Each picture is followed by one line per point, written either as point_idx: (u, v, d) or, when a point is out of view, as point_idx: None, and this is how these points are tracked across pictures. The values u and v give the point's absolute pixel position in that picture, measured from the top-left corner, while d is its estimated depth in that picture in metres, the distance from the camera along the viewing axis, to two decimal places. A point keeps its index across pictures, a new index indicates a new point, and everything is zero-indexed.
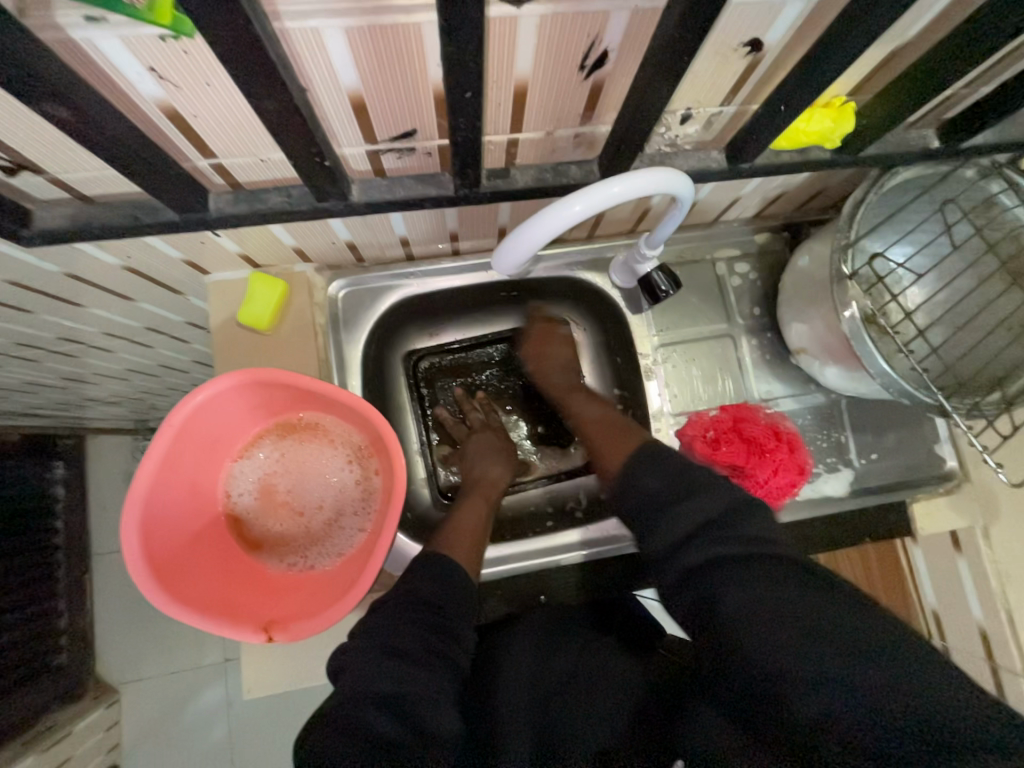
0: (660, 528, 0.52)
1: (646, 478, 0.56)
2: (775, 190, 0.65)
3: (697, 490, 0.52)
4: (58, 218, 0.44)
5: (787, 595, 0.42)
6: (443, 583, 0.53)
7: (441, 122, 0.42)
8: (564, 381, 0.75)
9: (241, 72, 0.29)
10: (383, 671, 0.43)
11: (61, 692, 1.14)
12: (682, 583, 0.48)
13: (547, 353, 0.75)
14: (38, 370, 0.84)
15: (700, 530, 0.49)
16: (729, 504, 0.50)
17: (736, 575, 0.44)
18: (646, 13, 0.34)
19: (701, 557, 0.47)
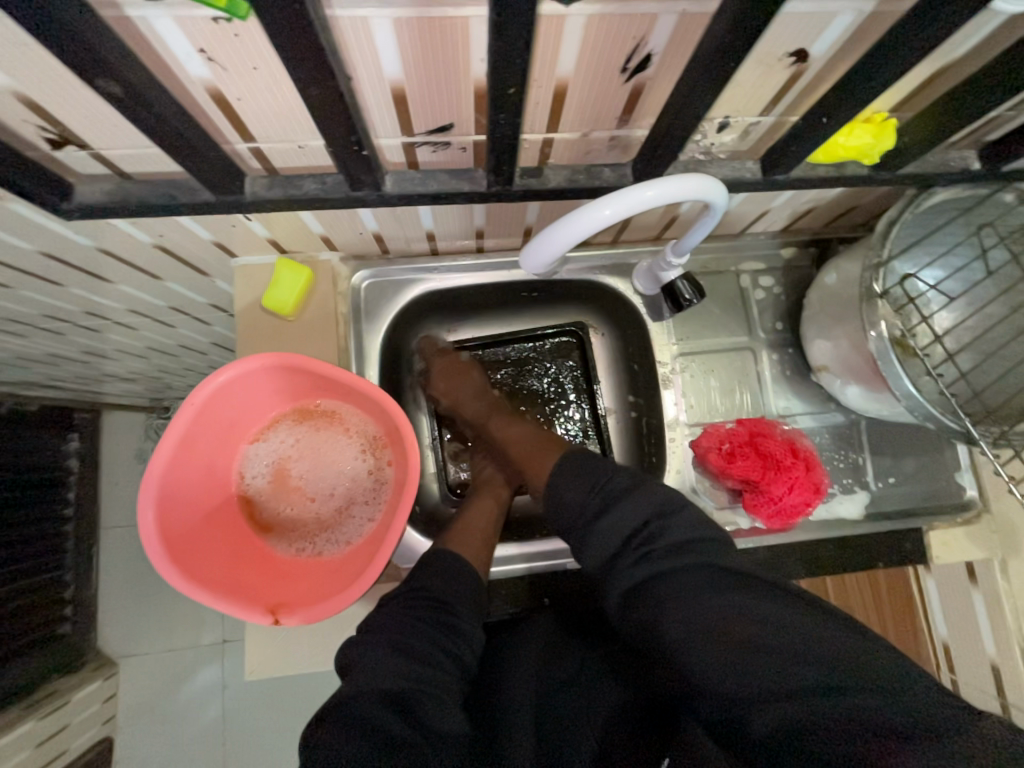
0: (588, 547, 0.51)
1: (568, 493, 0.54)
2: (806, 204, 0.64)
3: (612, 504, 0.51)
4: (99, 193, 0.44)
5: (738, 606, 0.43)
6: (451, 579, 0.52)
7: (478, 117, 0.42)
8: (483, 406, 0.74)
9: (291, 58, 0.29)
10: (392, 669, 0.44)
11: (62, 661, 1.15)
12: (628, 599, 0.48)
13: (458, 383, 0.74)
14: (62, 342, 0.86)
15: (624, 545, 0.50)
16: (653, 513, 0.50)
17: (682, 589, 0.45)
18: (695, 18, 0.34)
19: (638, 574, 0.48)
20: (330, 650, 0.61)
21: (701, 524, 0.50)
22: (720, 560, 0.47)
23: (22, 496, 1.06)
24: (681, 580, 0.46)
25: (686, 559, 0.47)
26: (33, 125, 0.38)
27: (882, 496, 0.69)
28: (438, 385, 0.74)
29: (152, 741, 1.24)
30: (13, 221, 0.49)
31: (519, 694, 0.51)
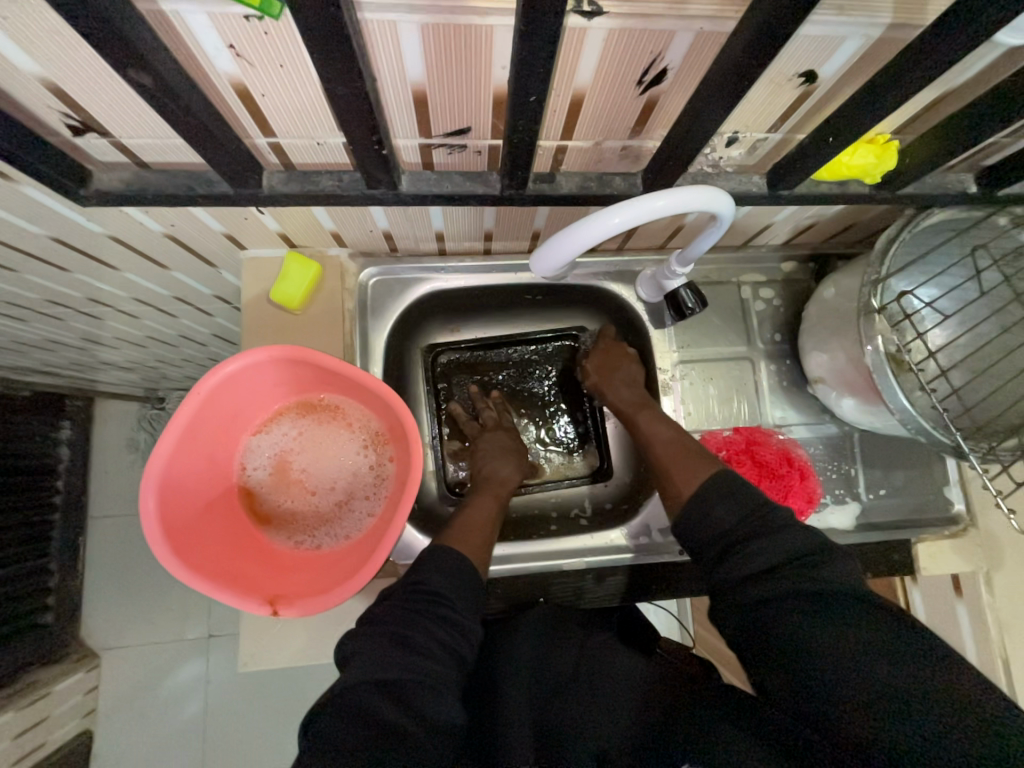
0: (729, 565, 0.48)
1: (718, 512, 0.51)
2: (808, 220, 0.66)
3: (769, 532, 0.47)
4: (116, 181, 0.45)
5: (861, 633, 0.40)
6: (452, 574, 0.52)
7: (496, 122, 0.43)
8: (631, 397, 0.70)
9: (322, 58, 0.30)
10: (391, 660, 0.44)
11: (42, 652, 1.14)
12: (745, 614, 0.45)
13: (614, 366, 0.72)
14: (61, 327, 0.85)
15: (771, 572, 0.45)
16: (815, 546, 0.46)
17: (828, 620, 0.41)
18: (712, 36, 0.36)
19: (777, 592, 0.44)
20: (329, 644, 0.61)
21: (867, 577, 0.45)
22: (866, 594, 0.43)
23: (10, 483, 1.05)
24: (812, 605, 0.42)
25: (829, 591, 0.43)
26: (56, 111, 0.38)
27: (872, 507, 0.70)
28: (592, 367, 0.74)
29: (133, 737, 1.22)
30: (25, 204, 0.49)
31: (514, 693, 0.52)
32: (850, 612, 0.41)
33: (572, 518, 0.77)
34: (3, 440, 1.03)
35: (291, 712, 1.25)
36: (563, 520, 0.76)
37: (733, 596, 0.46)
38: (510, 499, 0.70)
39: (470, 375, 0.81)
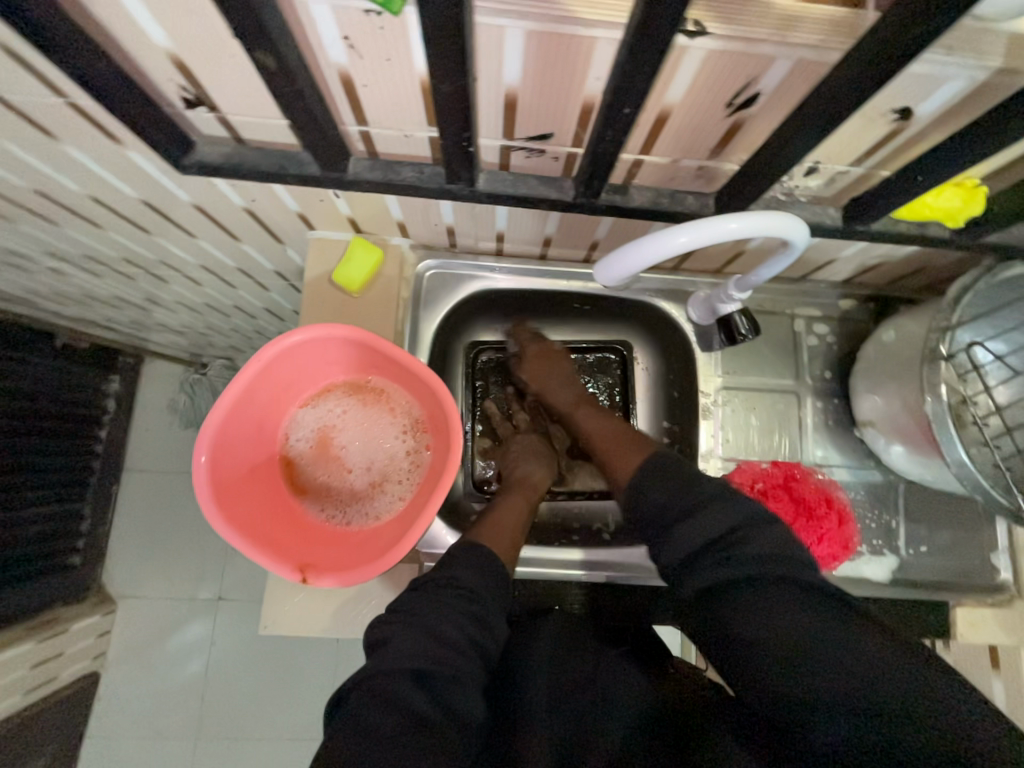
0: (670, 544, 0.54)
1: (653, 494, 0.58)
2: (874, 259, 0.64)
3: (698, 509, 0.54)
4: (217, 154, 0.48)
5: (796, 610, 0.44)
6: (482, 572, 0.54)
7: (579, 131, 0.44)
8: (574, 395, 0.76)
9: (434, 54, 0.32)
10: (423, 649, 0.45)
11: (64, 591, 1.18)
12: (696, 600, 0.50)
13: (548, 368, 0.76)
14: (130, 285, 0.90)
15: (705, 548, 0.52)
16: (736, 525, 0.52)
17: (763, 598, 0.46)
18: (811, 66, 0.36)
19: (715, 577, 0.49)
20: (348, 620, 0.63)
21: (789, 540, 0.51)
22: (795, 572, 0.47)
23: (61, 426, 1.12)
24: (750, 590, 0.47)
25: (763, 572, 0.47)
26: (176, 84, 0.41)
27: (912, 563, 0.67)
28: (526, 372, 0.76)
29: (134, 686, 1.26)
30: (126, 168, 0.53)
31: (535, 691, 0.51)
32: (783, 588, 0.46)
33: (593, 532, 0.76)
34: (52, 386, 1.10)
35: (286, 684, 1.27)
36: (584, 533, 0.76)
37: (681, 578, 0.52)
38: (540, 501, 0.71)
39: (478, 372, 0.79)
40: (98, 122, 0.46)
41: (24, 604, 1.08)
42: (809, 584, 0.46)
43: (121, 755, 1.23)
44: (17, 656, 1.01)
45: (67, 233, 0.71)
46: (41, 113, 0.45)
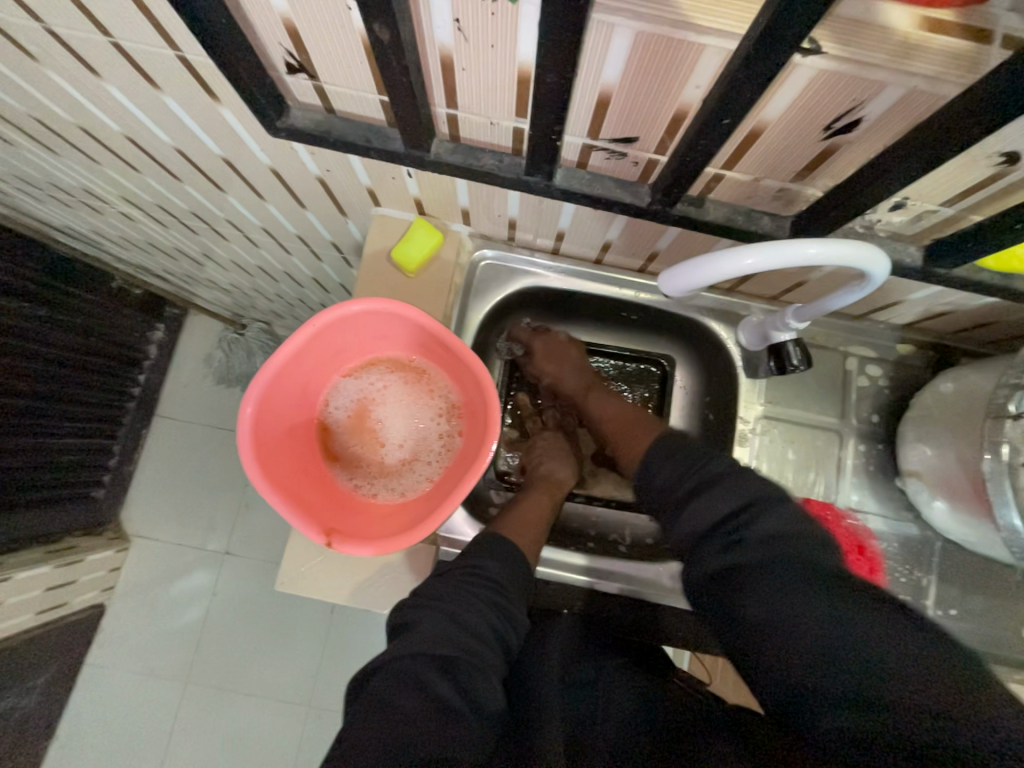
0: (677, 525, 0.56)
1: (660, 473, 0.60)
2: (943, 307, 0.62)
3: (706, 488, 0.55)
4: (307, 121, 0.49)
5: (809, 598, 0.44)
6: (508, 564, 0.57)
7: (665, 139, 0.44)
8: (579, 381, 0.77)
9: (548, 45, 0.32)
10: (449, 636, 0.48)
11: (84, 522, 1.23)
12: (709, 582, 0.51)
13: (558, 361, 0.77)
14: (191, 238, 0.93)
15: (712, 529, 0.53)
16: (749, 501, 0.52)
17: (765, 588, 0.46)
18: (924, 97, 0.35)
19: (722, 563, 0.50)
20: (365, 590, 0.64)
21: (797, 519, 0.50)
22: (799, 551, 0.48)
23: (98, 364, 1.16)
24: (760, 574, 0.47)
25: (765, 553, 0.48)
26: (283, 48, 0.42)
27: (939, 624, 0.64)
28: (538, 364, 0.78)
29: (136, 625, 1.30)
30: (216, 124, 0.55)
31: (544, 686, 0.54)
32: (785, 574, 0.46)
33: (609, 543, 0.76)
34: (102, 323, 1.14)
35: (278, 644, 1.30)
36: (600, 542, 0.76)
37: (692, 560, 0.53)
38: (563, 500, 0.73)
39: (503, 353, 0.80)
40: (201, 77, 0.48)
41: (45, 528, 1.13)
42: (804, 562, 0.47)
43: (114, 689, 1.27)
44: (33, 578, 1.06)
45: (145, 180, 0.74)
46: (151, 62, 0.47)
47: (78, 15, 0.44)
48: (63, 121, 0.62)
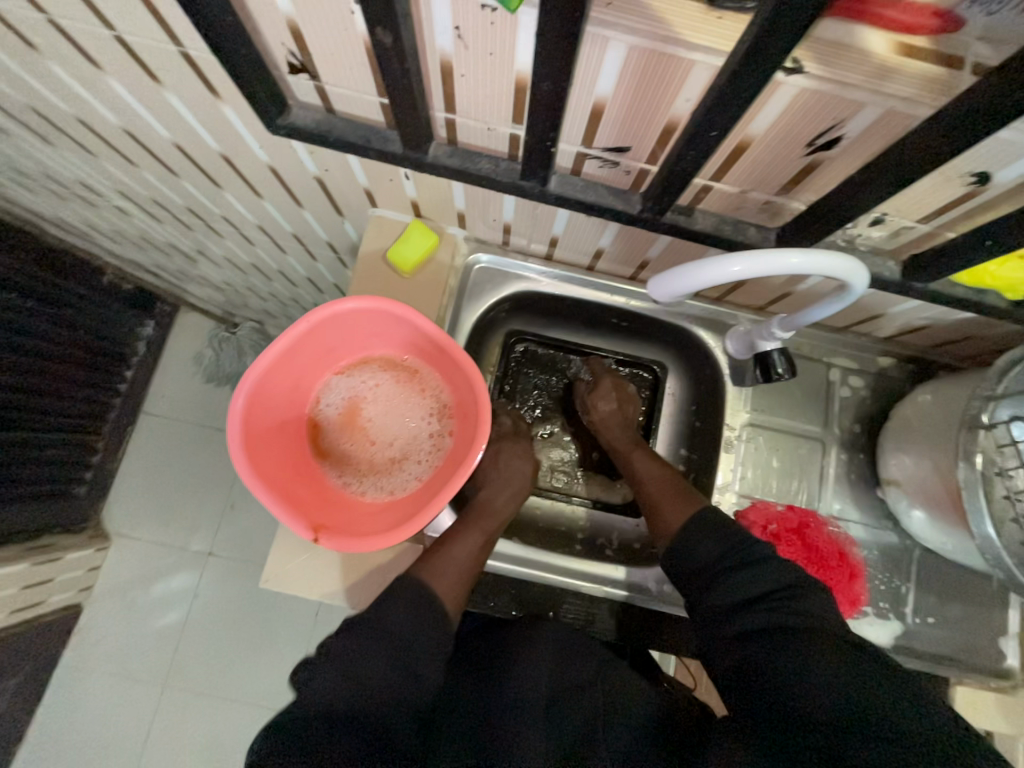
0: (712, 594, 0.57)
1: (704, 544, 0.60)
2: (921, 321, 0.64)
3: (744, 566, 0.56)
4: (308, 120, 0.50)
5: (809, 659, 0.47)
6: (416, 616, 0.57)
7: (656, 149, 0.46)
8: (625, 438, 0.76)
9: (545, 53, 0.33)
10: (344, 696, 0.49)
11: (64, 520, 1.21)
12: (733, 641, 0.53)
13: (614, 408, 0.77)
14: (186, 234, 0.93)
15: (751, 603, 0.54)
16: (794, 583, 0.53)
17: (778, 643, 0.50)
18: (900, 117, 0.36)
19: (753, 623, 0.52)
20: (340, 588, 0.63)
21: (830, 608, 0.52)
22: (827, 622, 0.50)
23: (83, 359, 1.15)
24: (778, 637, 0.50)
25: (794, 621, 0.50)
26: (286, 48, 0.43)
27: (916, 632, 0.66)
28: (592, 401, 0.78)
29: (113, 626, 1.27)
30: (215, 120, 0.56)
31: (524, 679, 0.55)
32: (795, 642, 0.49)
33: (596, 546, 0.78)
34: (89, 317, 1.13)
35: (260, 647, 1.28)
36: (587, 545, 0.78)
37: (716, 627, 0.55)
38: (501, 531, 0.70)
39: (563, 372, 0.84)
40: (203, 74, 0.48)
41: (23, 524, 1.10)
42: (817, 628, 0.49)
43: (87, 693, 1.24)
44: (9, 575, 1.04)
45: (142, 174, 0.74)
46: (153, 57, 0.48)
47: (82, 8, 0.44)
48: (61, 113, 0.62)
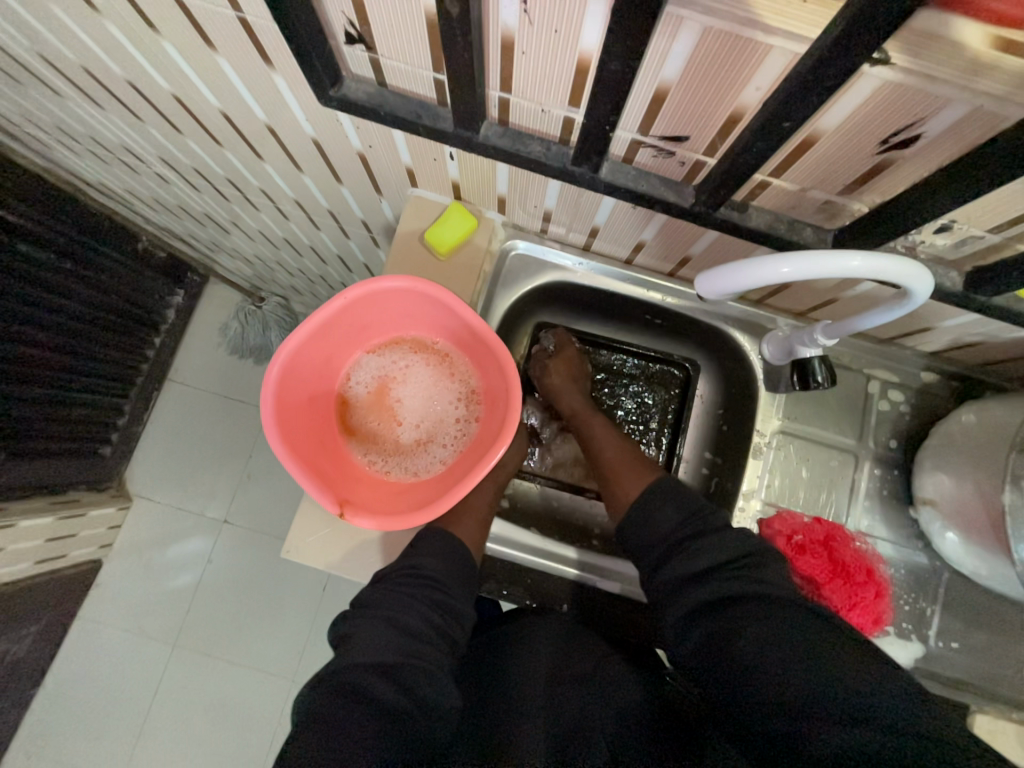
0: (669, 567, 0.58)
1: (664, 515, 0.62)
2: (973, 337, 0.61)
3: (706, 533, 0.59)
4: (360, 93, 0.50)
5: (799, 625, 0.49)
6: (448, 560, 0.60)
7: (716, 140, 0.44)
8: (585, 405, 0.77)
9: (619, 30, 0.32)
10: (388, 642, 0.52)
11: (90, 478, 1.24)
12: (693, 615, 0.54)
13: (572, 377, 0.78)
14: (222, 204, 0.94)
15: (713, 571, 0.56)
16: (756, 550, 0.56)
17: (755, 612, 0.51)
18: (987, 117, 0.34)
19: (706, 596, 0.54)
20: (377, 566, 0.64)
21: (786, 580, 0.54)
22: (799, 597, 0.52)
23: (115, 322, 1.17)
24: (767, 608, 0.51)
25: (776, 594, 0.52)
26: (345, 17, 0.43)
27: (939, 656, 0.64)
28: (551, 371, 0.78)
29: (131, 584, 1.32)
30: (264, 88, 0.55)
31: (536, 654, 0.59)
32: (778, 612, 0.51)
33: (612, 543, 0.78)
34: (122, 281, 1.15)
35: (269, 616, 1.31)
36: (603, 540, 0.78)
37: (672, 600, 0.57)
38: (507, 481, 0.74)
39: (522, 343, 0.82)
40: (258, 41, 0.48)
41: (52, 479, 1.14)
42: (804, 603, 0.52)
43: (104, 646, 1.28)
44: (35, 527, 1.08)
45: (186, 142, 0.74)
46: (209, 21, 0.48)
47: None
48: (113, 75, 0.62)
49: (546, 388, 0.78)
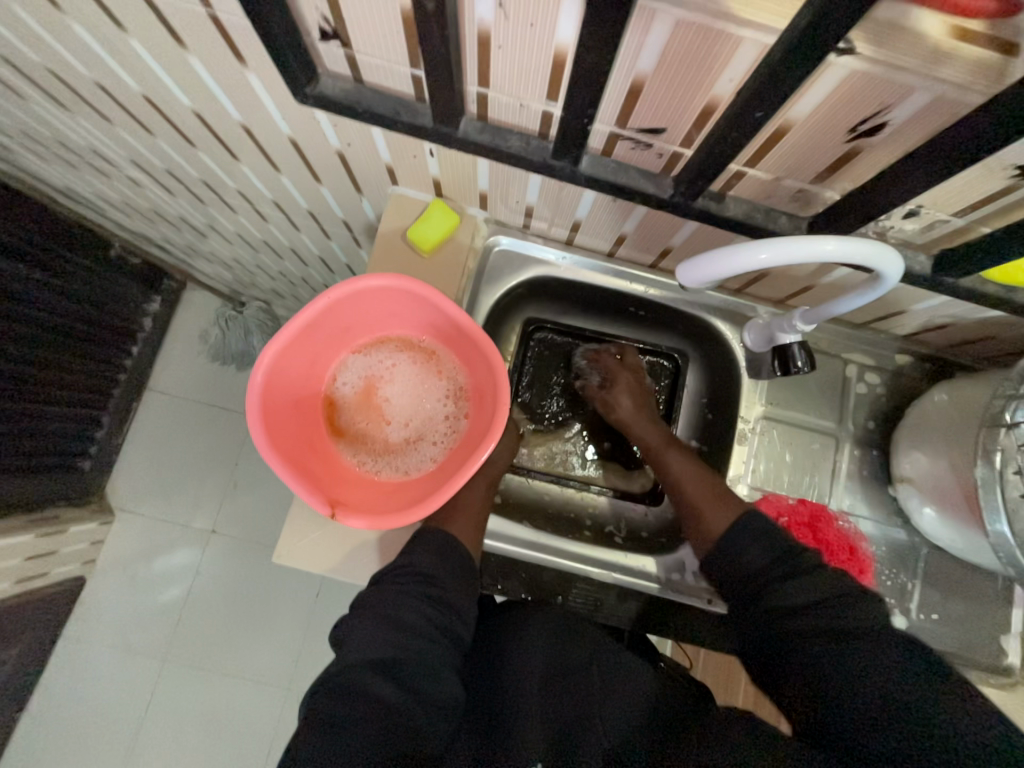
0: (761, 606, 0.56)
1: (752, 553, 0.59)
2: (943, 319, 0.64)
3: (801, 573, 0.55)
4: (337, 90, 0.49)
5: (864, 662, 0.48)
6: (443, 557, 0.60)
7: (692, 131, 0.45)
8: (665, 433, 0.75)
9: (592, 25, 0.33)
10: (385, 640, 0.52)
11: (70, 492, 1.21)
12: (768, 623, 0.55)
13: (640, 402, 0.77)
14: (198, 208, 0.92)
15: (804, 609, 0.53)
16: (851, 592, 0.53)
17: (830, 640, 0.50)
18: (948, 104, 0.36)
19: (795, 623, 0.53)
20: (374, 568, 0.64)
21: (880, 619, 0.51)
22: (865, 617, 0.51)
23: (89, 332, 1.14)
24: (832, 635, 0.51)
25: (848, 626, 0.51)
26: (320, 14, 0.42)
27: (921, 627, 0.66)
28: (618, 398, 0.77)
29: (116, 599, 1.28)
30: (239, 88, 0.55)
31: (530, 647, 0.59)
32: (842, 646, 0.50)
33: (606, 534, 0.78)
34: (96, 289, 1.12)
35: (260, 624, 1.29)
36: (597, 532, 0.78)
37: (755, 615, 0.56)
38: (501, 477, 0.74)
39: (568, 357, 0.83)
40: (231, 40, 0.47)
41: (29, 495, 1.10)
42: (858, 634, 0.50)
43: (90, 664, 1.25)
44: (12, 546, 1.04)
45: (159, 145, 0.73)
46: (180, 20, 0.47)
47: None
48: (80, 76, 0.61)
49: (616, 415, 0.77)
